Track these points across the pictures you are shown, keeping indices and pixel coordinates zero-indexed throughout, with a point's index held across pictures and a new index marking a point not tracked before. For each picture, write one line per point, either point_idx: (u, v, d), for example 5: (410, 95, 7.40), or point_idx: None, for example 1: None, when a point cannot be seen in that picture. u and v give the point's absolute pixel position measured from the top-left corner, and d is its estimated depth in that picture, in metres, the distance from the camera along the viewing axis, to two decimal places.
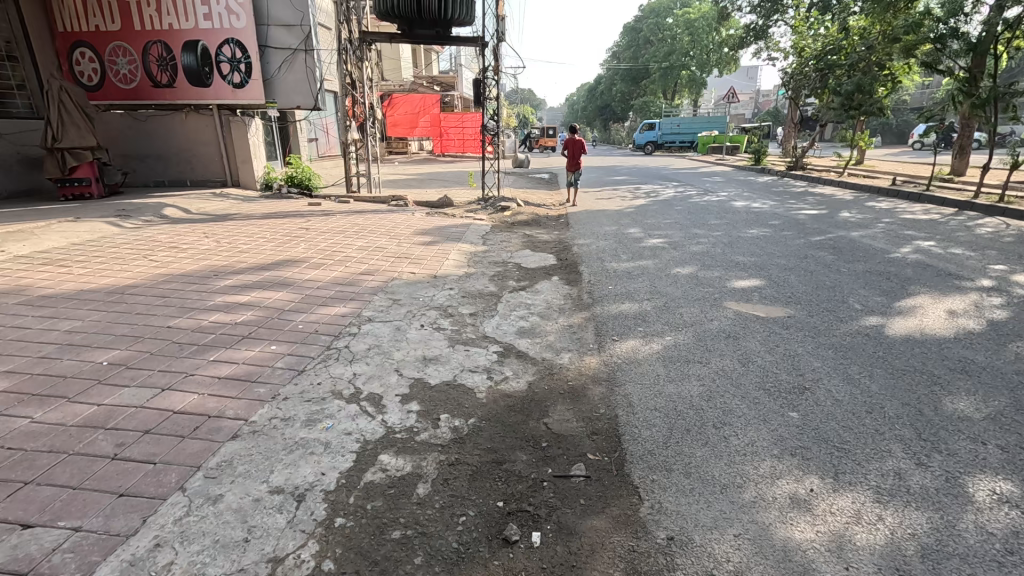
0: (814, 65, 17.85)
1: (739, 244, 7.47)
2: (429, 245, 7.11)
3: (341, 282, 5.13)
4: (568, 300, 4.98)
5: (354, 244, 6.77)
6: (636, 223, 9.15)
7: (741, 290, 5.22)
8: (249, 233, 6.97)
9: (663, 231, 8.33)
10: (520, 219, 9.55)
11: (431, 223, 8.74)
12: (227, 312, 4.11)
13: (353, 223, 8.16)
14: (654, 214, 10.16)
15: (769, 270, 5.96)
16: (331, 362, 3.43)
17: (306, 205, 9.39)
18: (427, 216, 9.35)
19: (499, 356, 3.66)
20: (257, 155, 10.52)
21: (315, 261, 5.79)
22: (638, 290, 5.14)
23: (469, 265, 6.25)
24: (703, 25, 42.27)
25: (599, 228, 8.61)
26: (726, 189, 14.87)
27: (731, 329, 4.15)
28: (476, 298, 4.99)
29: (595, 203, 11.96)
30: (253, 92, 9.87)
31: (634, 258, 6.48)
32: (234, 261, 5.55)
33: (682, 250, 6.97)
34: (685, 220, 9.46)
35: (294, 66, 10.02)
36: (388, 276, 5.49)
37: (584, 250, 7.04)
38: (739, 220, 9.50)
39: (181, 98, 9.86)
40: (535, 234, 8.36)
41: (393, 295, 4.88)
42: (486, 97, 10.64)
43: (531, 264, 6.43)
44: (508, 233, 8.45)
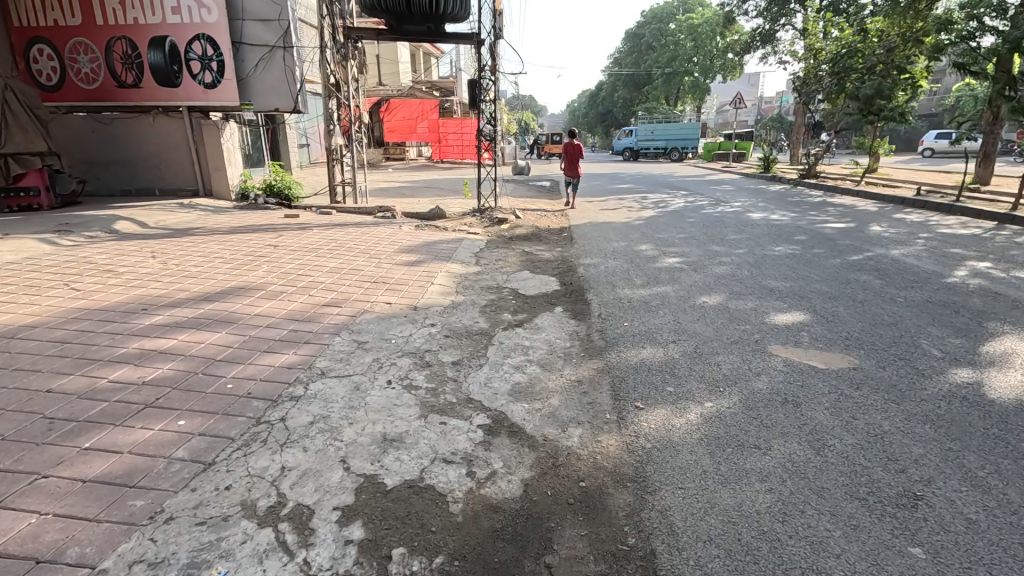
0: (829, 68, 17.00)
1: (768, 264, 6.55)
2: (414, 265, 6.21)
3: (298, 318, 4.22)
4: (575, 341, 4.06)
5: (326, 265, 5.85)
6: (648, 238, 8.24)
7: (785, 328, 4.30)
8: (207, 251, 6.07)
9: (680, 249, 7.42)
10: (519, 233, 8.66)
11: (420, 238, 7.84)
12: (136, 366, 3.20)
13: (332, 239, 7.25)
14: (666, 228, 9.25)
15: (812, 300, 5.04)
16: (254, 448, 2.51)
17: (282, 217, 8.50)
18: (416, 229, 8.46)
19: (485, 435, 2.72)
20: (231, 161, 9.64)
21: (273, 289, 4.87)
22: (660, 328, 4.22)
23: (458, 292, 5.34)
24: (706, 31, 41.56)
25: (607, 244, 7.70)
26: (739, 198, 13.97)
27: (787, 389, 3.20)
28: (461, 339, 4.07)
29: (599, 214, 11.08)
30: (226, 93, 8.99)
31: (650, 283, 5.57)
32: (173, 290, 4.63)
33: (704, 272, 6.06)
34: (702, 235, 8.56)
35: (271, 64, 9.13)
36: (358, 308, 4.57)
37: (591, 272, 6.12)
38: (761, 235, 8.59)
39: (148, 99, 8.98)
40: (535, 251, 7.46)
41: (359, 336, 3.96)
42: (482, 99, 9.73)
43: (530, 290, 5.52)
44: (505, 250, 7.54)
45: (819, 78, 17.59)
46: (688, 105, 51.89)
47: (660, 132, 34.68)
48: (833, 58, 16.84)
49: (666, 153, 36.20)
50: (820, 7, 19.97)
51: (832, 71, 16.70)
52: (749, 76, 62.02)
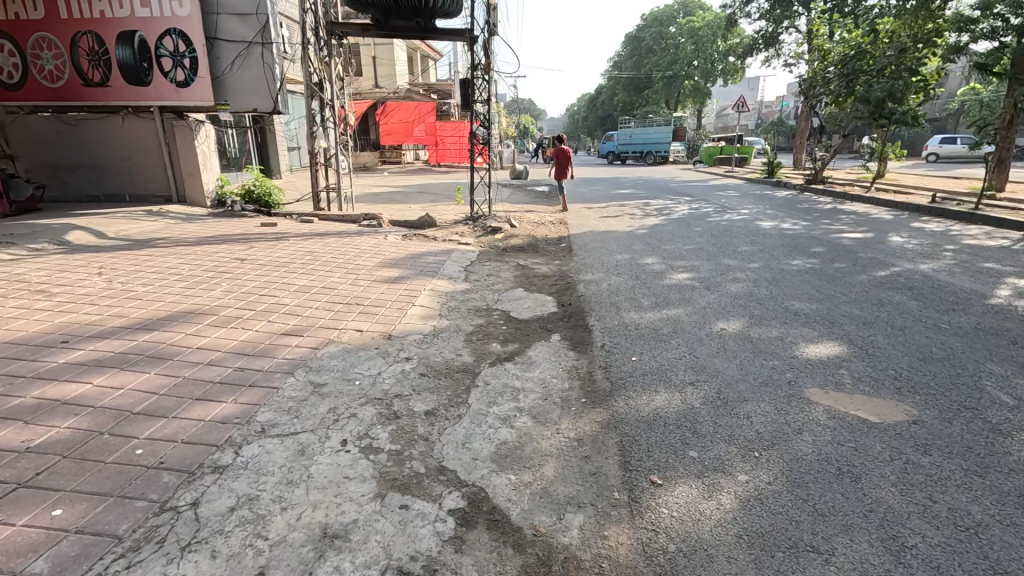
0: (837, 70, 16.42)
1: (787, 281, 5.94)
2: (396, 282, 5.57)
3: (249, 352, 3.58)
4: (574, 382, 3.42)
5: (296, 283, 5.23)
6: (654, 249, 7.62)
7: (820, 363, 3.66)
8: (164, 266, 5.44)
9: (690, 262, 6.79)
10: (513, 244, 8.05)
11: (407, 249, 7.21)
12: (27, 423, 2.56)
13: (309, 251, 6.62)
14: (672, 237, 8.65)
15: (844, 326, 4.42)
16: (144, 554, 1.87)
17: (258, 226, 7.88)
18: (402, 239, 7.83)
19: (457, 529, 2.09)
20: (207, 165, 9.03)
21: (227, 314, 4.24)
22: (674, 365, 3.59)
23: (441, 315, 4.71)
24: (707, 34, 41.16)
25: (610, 257, 7.07)
26: (746, 205, 13.35)
27: (836, 453, 2.57)
28: (440, 379, 3.43)
29: (599, 222, 10.48)
30: (200, 92, 8.37)
31: (659, 305, 4.94)
32: (109, 316, 4.00)
33: (719, 291, 5.43)
34: (711, 246, 7.95)
35: (248, 62, 8.49)
36: (323, 338, 3.94)
37: (592, 290, 5.49)
38: (775, 246, 7.96)
39: (117, 99, 8.36)
40: (532, 264, 6.83)
41: (317, 376, 3.32)
42: (475, 100, 9.10)
43: (523, 312, 4.90)
44: (499, 262, 6.92)
45: (827, 81, 17.00)
46: (689, 108, 51.40)
47: (638, 133, 35.52)
48: (841, 59, 16.27)
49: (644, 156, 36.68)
50: (827, 7, 19.41)
51: (840, 73, 16.12)
52: (750, 80, 61.69)
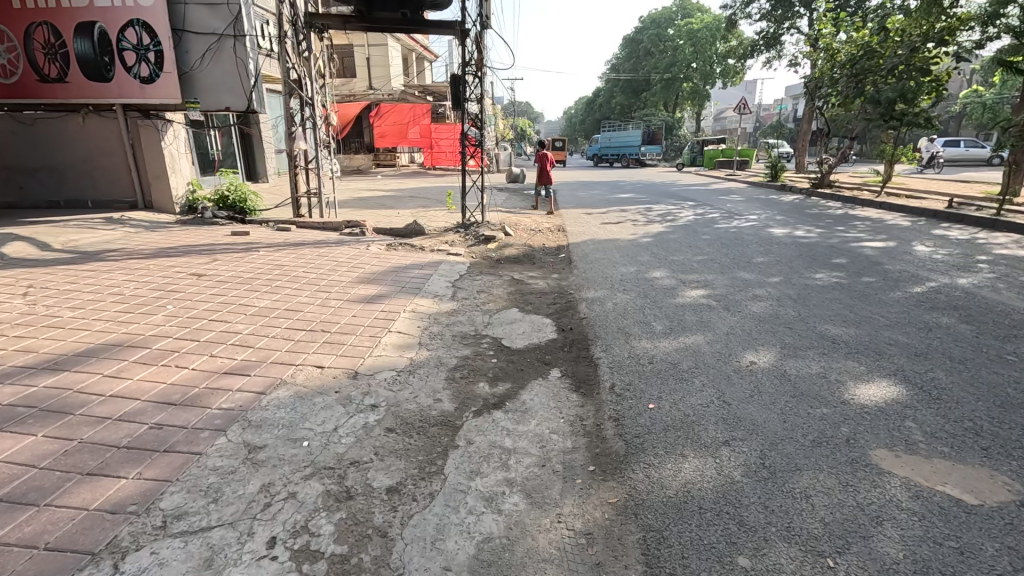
0: (845, 71, 15.79)
1: (815, 299, 5.28)
2: (372, 302, 4.89)
3: (173, 402, 2.88)
4: (579, 441, 2.73)
5: (256, 304, 4.55)
6: (661, 261, 6.96)
7: (881, 412, 2.99)
8: (105, 284, 4.75)
9: (703, 277, 6.14)
10: (507, 254, 7.40)
11: (389, 262, 6.53)
12: None
13: (279, 264, 5.93)
14: (679, 247, 8.01)
15: (896, 359, 3.75)
16: None
17: (228, 236, 7.19)
18: (386, 250, 7.15)
19: None
20: (177, 169, 8.34)
21: (161, 347, 3.55)
22: (703, 417, 2.91)
23: (421, 344, 4.03)
24: (706, 36, 40.73)
25: (614, 270, 6.41)
26: (753, 211, 12.72)
27: (934, 557, 1.91)
28: (410, 438, 2.74)
29: (600, 229, 9.84)
30: (167, 89, 7.68)
31: (674, 331, 4.27)
32: (13, 352, 3.30)
33: (741, 313, 4.77)
34: (724, 257, 7.30)
35: (220, 56, 7.81)
36: (273, 379, 3.25)
37: (596, 311, 4.81)
38: (792, 257, 7.31)
39: (76, 96, 7.64)
40: (528, 279, 6.16)
41: (254, 436, 2.63)
42: (467, 98, 8.44)
43: (517, 339, 4.23)
44: (491, 276, 6.25)
45: (834, 81, 16.37)
46: (688, 111, 50.88)
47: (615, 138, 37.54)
48: (850, 59, 15.63)
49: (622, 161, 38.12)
50: (833, 6, 18.82)
51: (849, 73, 15.49)
52: (748, 84, 61.40)
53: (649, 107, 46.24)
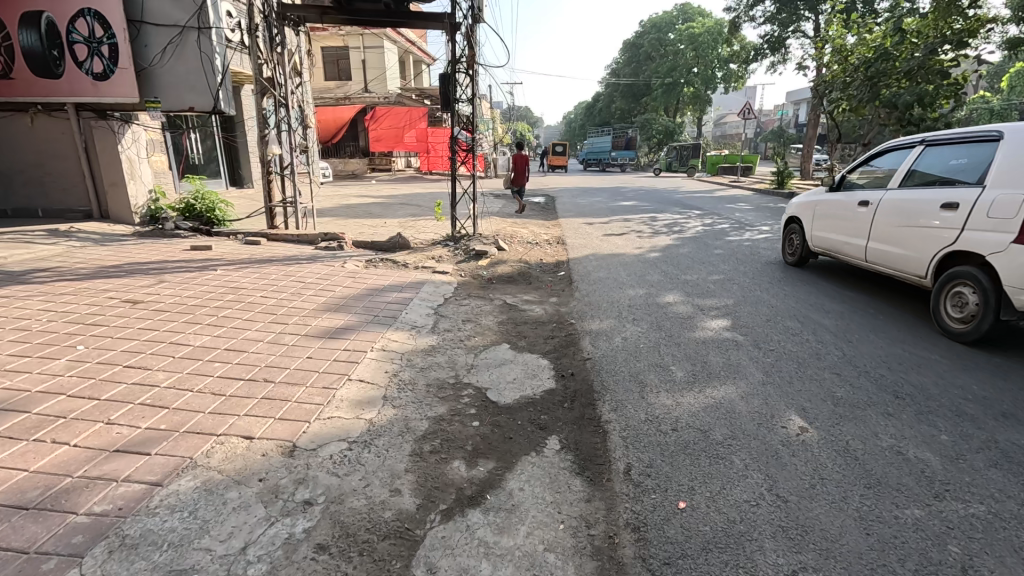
0: (860, 73, 14.79)
1: (857, 333, 4.51)
2: (333, 337, 4.11)
3: (25, 506, 2.08)
4: (585, 569, 1.95)
5: (190, 342, 3.76)
6: (672, 282, 6.20)
7: (992, 514, 2.21)
8: (14, 316, 3.97)
9: (721, 302, 5.39)
10: (500, 272, 6.63)
11: (365, 283, 5.75)
12: None
13: (234, 287, 5.15)
14: (690, 264, 7.25)
15: (984, 424, 2.96)
16: None
17: (187, 251, 6.42)
18: (364, 269, 6.37)
19: None
20: (136, 175, 7.56)
21: (45, 411, 2.75)
22: (755, 526, 2.13)
23: (386, 399, 3.23)
24: (708, 40, 40.08)
25: (619, 293, 5.64)
26: (765, 221, 11.96)
27: None
28: (347, 564, 1.94)
29: (602, 241, 9.08)
30: (123, 86, 6.91)
31: (698, 380, 3.49)
32: None
33: (774, 354, 4.00)
34: (741, 277, 6.55)
35: (183, 51, 7.06)
36: (177, 461, 2.45)
37: (601, 350, 4.03)
38: (819, 277, 6.55)
39: (21, 95, 6.86)
40: (522, 303, 5.40)
41: (120, 568, 1.84)
42: (457, 99, 7.67)
43: (507, 389, 3.44)
44: (481, 300, 5.48)
45: (849, 84, 15.34)
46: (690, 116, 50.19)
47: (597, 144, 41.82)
48: (866, 60, 14.62)
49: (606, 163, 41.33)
50: (843, 7, 18.00)
51: (864, 76, 14.51)
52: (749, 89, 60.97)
53: (650, 112, 45.58)
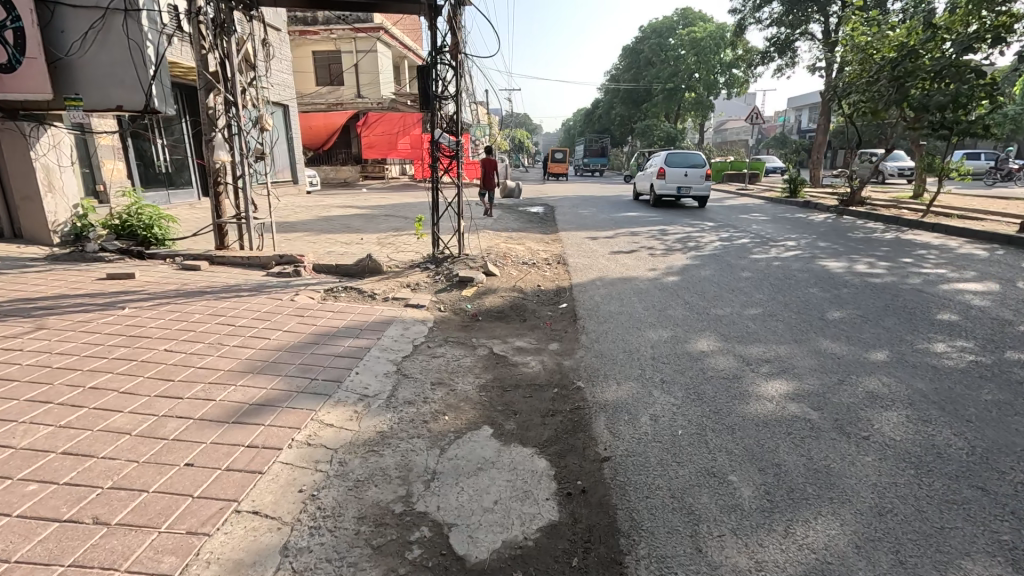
0: (884, 74, 13.59)
1: (972, 405, 3.28)
2: (241, 422, 2.88)
3: None
4: None
5: (14, 441, 2.53)
6: (701, 320, 5.00)
7: None
8: None
9: (769, 351, 4.20)
10: (486, 302, 5.47)
11: (314, 325, 4.52)
12: None
13: (134, 336, 3.93)
14: (716, 292, 6.07)
15: None
16: None
17: (101, 281, 5.23)
18: (319, 304, 5.15)
19: None
20: (57, 189, 6.37)
21: None
22: None
23: (280, 558, 1.99)
24: (710, 45, 38.91)
25: (636, 339, 4.42)
26: (788, 235, 10.80)
27: None
28: None
29: (609, 260, 7.92)
30: (32, 80, 5.69)
31: (778, 508, 2.27)
32: None
33: (873, 447, 2.78)
34: (783, 311, 5.36)
35: (107, 38, 5.87)
36: None
37: (625, 442, 2.81)
38: (876, 310, 5.36)
39: None
40: (513, 352, 4.21)
41: None
42: (439, 96, 6.48)
43: (483, 526, 2.19)
44: (461, 347, 4.28)
45: (872, 85, 14.12)
46: (691, 121, 49.15)
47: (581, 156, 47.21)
48: (891, 59, 13.41)
49: (588, 168, 45.31)
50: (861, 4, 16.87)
51: (889, 77, 13.31)
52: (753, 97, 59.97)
53: (650, 118, 44.47)
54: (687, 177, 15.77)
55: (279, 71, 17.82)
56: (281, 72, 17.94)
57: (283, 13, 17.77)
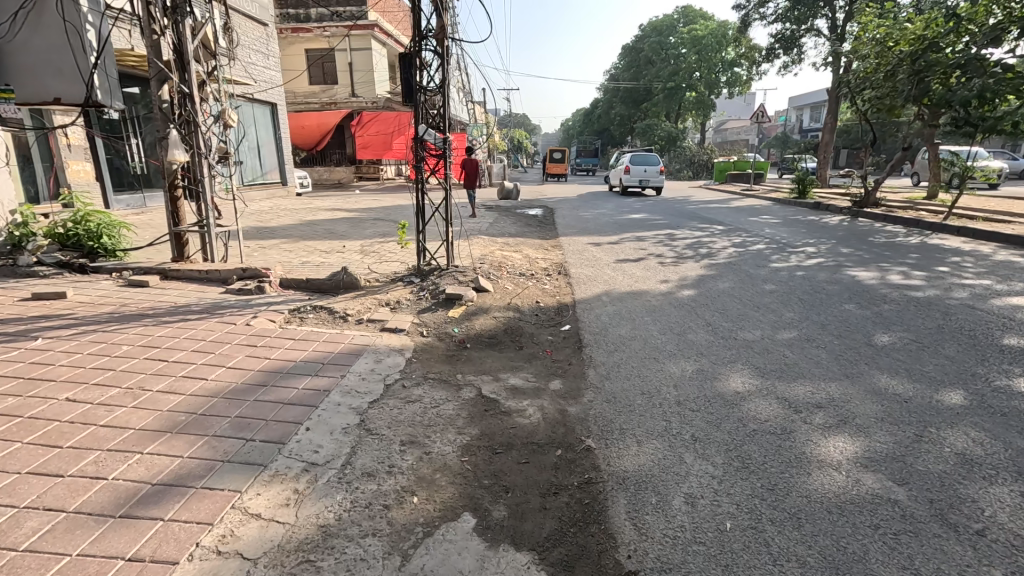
0: (903, 68, 12.80)
1: None
2: (128, 518, 2.10)
3: None
4: None
5: None
6: (727, 347, 4.24)
7: None
8: None
9: (817, 392, 3.44)
10: (475, 324, 4.72)
11: (266, 359, 3.75)
12: None
13: (31, 381, 3.15)
14: (740, 310, 5.33)
15: None
16: None
17: (26, 302, 4.48)
18: (277, 329, 4.37)
19: None
20: None
21: None
22: None
23: None
24: (712, 43, 38.53)
25: (654, 376, 3.66)
26: (806, 240, 10.06)
27: None
28: None
29: (615, 270, 7.19)
30: None
31: None
32: None
33: (999, 555, 2.01)
34: (822, 335, 4.60)
35: (41, 21, 5.11)
36: None
37: (656, 547, 2.05)
38: (929, 333, 4.61)
39: None
40: (506, 393, 3.45)
41: None
42: (423, 87, 5.69)
43: None
44: (442, 388, 3.51)
45: (890, 80, 13.35)
46: (691, 121, 48.40)
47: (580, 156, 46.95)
48: (910, 52, 12.61)
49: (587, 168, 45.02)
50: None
51: (909, 71, 12.52)
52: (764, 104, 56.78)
53: (650, 117, 43.73)
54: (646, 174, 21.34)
55: (265, 68, 17.04)
56: (268, 69, 17.17)
57: (269, 7, 16.97)
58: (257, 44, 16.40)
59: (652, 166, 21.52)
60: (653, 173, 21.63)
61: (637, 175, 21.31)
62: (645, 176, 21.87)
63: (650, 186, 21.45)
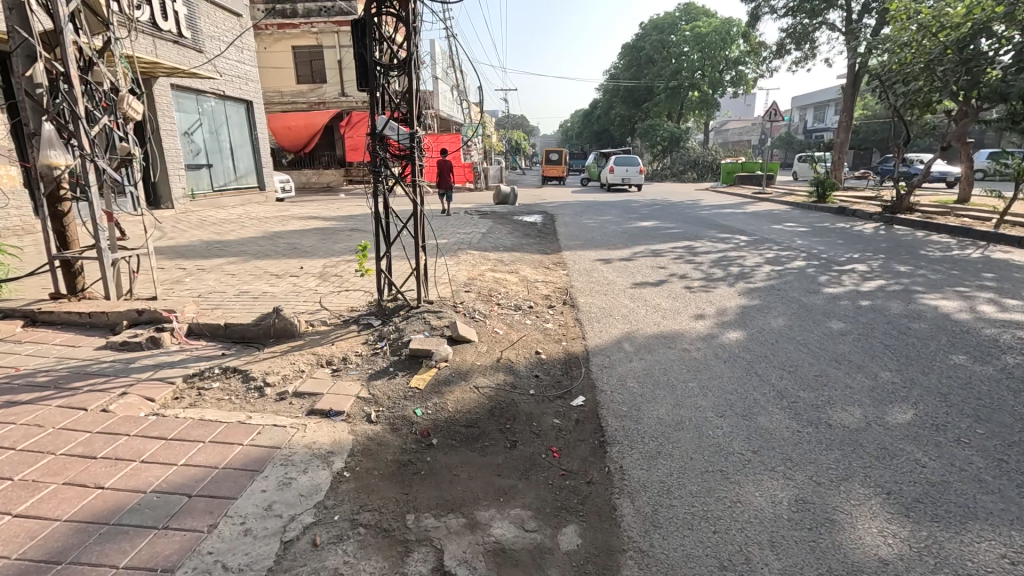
0: (947, 57, 11.42)
1: None
2: None
3: None
4: None
5: None
6: (826, 445, 2.80)
7: None
8: None
9: (1020, 561, 2.00)
10: (445, 397, 3.27)
11: (94, 488, 2.29)
12: None
13: None
14: (812, 366, 3.90)
15: None
16: None
17: None
18: (148, 417, 2.91)
19: None
20: None
21: None
22: None
23: None
24: (716, 40, 37.34)
25: (731, 519, 2.23)
26: (848, 254, 8.67)
27: None
28: None
29: (632, 298, 5.79)
30: None
31: None
32: None
33: None
34: (954, 416, 3.14)
35: None
36: None
37: None
38: None
39: None
40: (485, 568, 1.99)
41: None
42: (378, 65, 4.25)
43: None
44: (377, 553, 2.07)
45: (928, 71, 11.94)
46: (692, 121, 46.98)
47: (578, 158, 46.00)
48: (956, 39, 11.23)
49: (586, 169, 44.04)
50: None
51: (956, 59, 11.15)
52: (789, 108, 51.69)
53: (650, 118, 42.28)
54: (627, 173, 22.76)
55: (239, 62, 15.64)
56: (242, 64, 15.77)
57: None
58: (229, 36, 15.00)
59: (634, 166, 22.81)
60: (637, 174, 22.80)
61: (620, 176, 23.06)
62: (629, 175, 23.01)
63: (637, 182, 22.86)
